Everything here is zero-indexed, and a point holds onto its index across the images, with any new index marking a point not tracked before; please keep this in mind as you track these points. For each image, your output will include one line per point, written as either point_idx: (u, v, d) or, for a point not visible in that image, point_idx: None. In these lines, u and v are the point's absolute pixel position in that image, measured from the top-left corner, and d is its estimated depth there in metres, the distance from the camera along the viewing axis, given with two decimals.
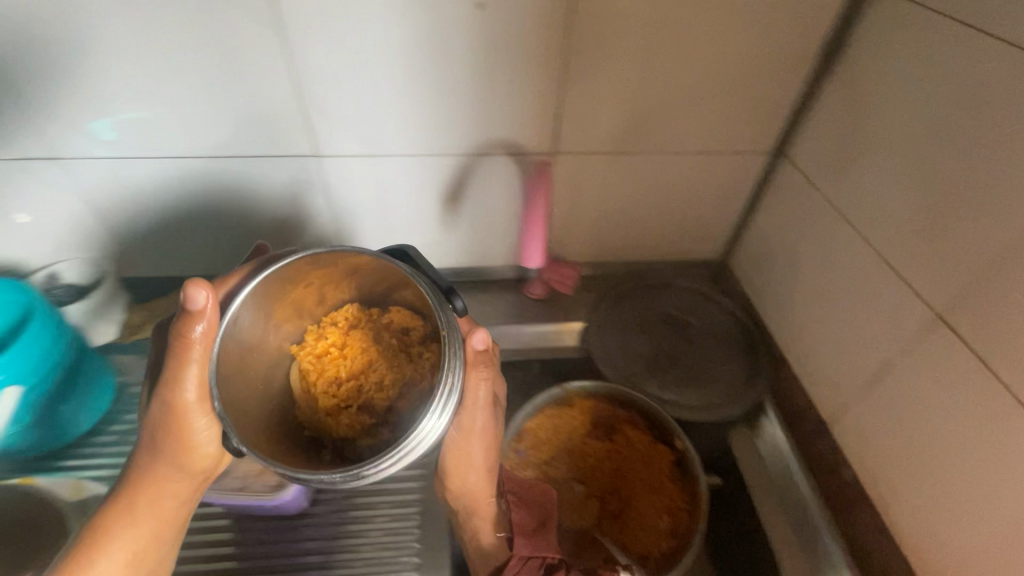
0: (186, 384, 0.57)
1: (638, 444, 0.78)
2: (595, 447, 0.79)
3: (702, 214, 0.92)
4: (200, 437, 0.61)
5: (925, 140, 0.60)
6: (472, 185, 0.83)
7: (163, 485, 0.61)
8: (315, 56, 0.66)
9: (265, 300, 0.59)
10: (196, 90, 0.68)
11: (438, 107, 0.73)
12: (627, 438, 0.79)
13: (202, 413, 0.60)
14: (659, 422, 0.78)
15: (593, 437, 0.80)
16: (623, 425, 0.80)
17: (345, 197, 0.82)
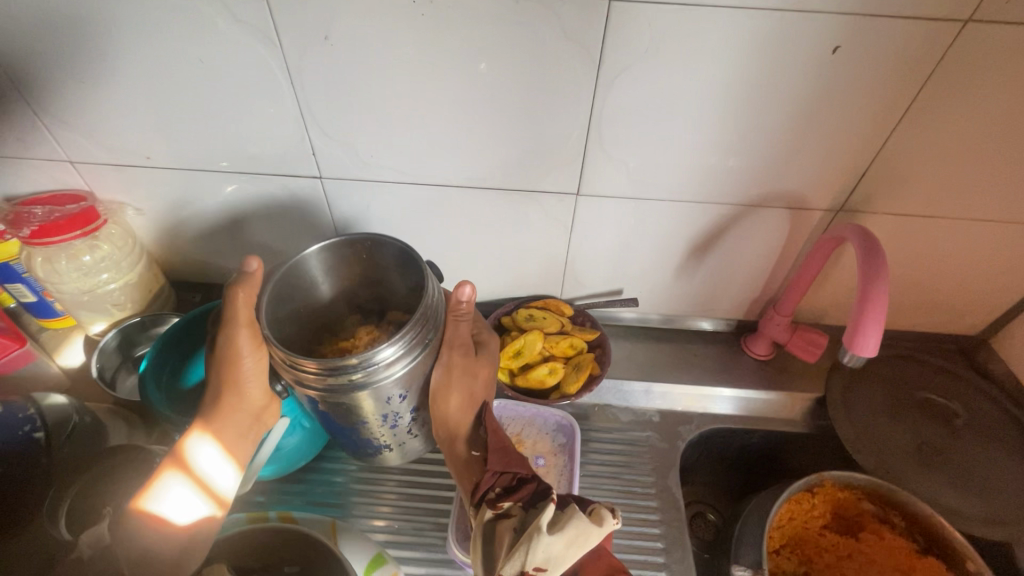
0: (239, 338, 0.51)
1: (900, 551, 0.64)
2: (837, 542, 0.67)
3: (993, 287, 0.72)
4: (247, 382, 0.53)
5: None
6: (730, 235, 0.67)
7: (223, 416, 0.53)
8: (614, 95, 0.55)
9: (338, 260, 0.59)
10: (459, 118, 0.58)
11: (723, 150, 0.59)
12: (882, 539, 0.66)
13: (256, 355, 0.53)
14: (935, 534, 0.63)
15: (834, 529, 0.68)
16: (876, 523, 0.67)
17: (579, 238, 0.69)
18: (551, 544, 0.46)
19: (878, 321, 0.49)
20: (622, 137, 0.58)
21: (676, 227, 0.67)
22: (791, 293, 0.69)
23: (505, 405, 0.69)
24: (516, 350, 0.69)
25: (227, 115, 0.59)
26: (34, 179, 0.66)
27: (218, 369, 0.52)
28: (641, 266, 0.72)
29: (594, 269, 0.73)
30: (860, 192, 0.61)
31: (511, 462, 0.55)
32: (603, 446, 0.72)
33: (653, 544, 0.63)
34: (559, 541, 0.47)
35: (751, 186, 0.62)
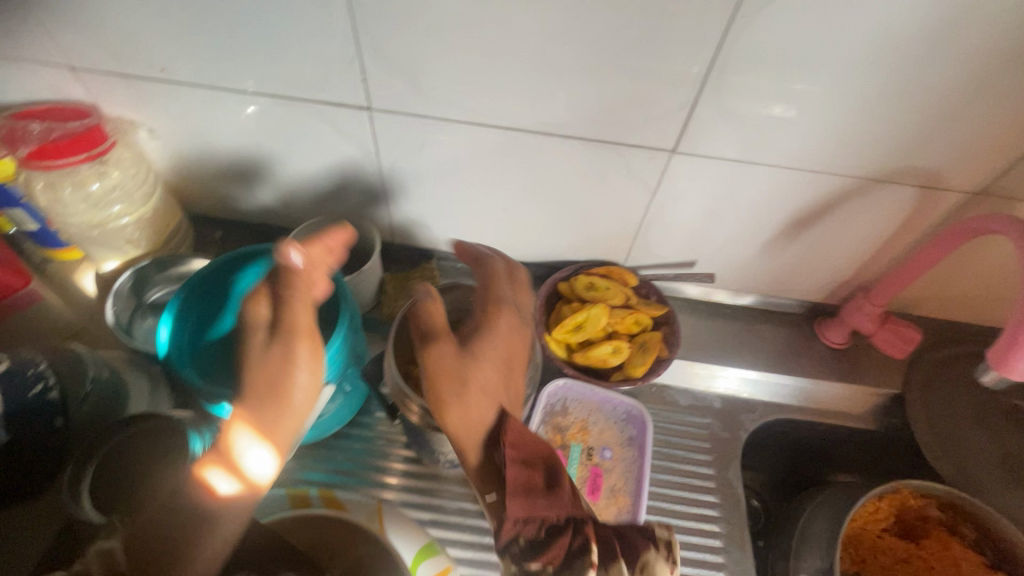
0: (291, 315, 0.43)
1: (964, 564, 0.60)
2: (894, 546, 0.63)
3: None
4: (294, 374, 0.43)
5: None
6: (839, 212, 0.58)
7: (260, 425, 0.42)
8: (758, 31, 0.44)
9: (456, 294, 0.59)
10: (555, 46, 0.47)
11: (869, 110, 0.48)
12: (947, 551, 0.61)
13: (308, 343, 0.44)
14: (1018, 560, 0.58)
15: (893, 532, 0.64)
16: (942, 532, 0.62)
17: (663, 201, 0.60)
18: None
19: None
20: (746, 84, 0.47)
21: (779, 197, 0.57)
22: (897, 282, 0.60)
23: (569, 386, 0.62)
24: (577, 324, 0.62)
25: (261, 22, 0.48)
26: (28, 88, 0.55)
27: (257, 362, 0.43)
28: (725, 238, 0.63)
29: (670, 239, 0.64)
30: (1012, 173, 0.52)
31: (536, 501, 0.42)
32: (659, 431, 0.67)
33: (712, 540, 0.59)
34: None
35: (883, 158, 0.52)
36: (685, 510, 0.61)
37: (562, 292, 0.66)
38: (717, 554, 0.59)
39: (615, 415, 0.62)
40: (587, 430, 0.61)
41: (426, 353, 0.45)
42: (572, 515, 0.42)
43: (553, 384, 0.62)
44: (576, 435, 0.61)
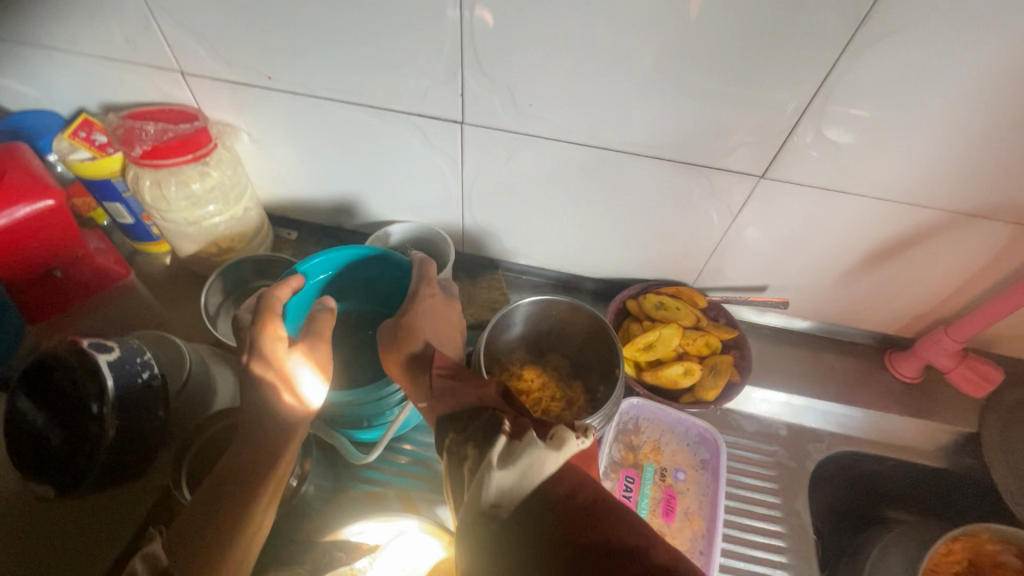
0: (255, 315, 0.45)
1: None
2: None
3: None
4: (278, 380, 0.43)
5: None
6: (924, 246, 0.57)
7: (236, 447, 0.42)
8: (868, 66, 0.44)
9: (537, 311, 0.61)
10: (656, 72, 0.47)
11: (972, 146, 0.48)
12: None
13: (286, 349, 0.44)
14: None
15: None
16: None
17: (743, 226, 0.60)
18: (500, 479, 0.34)
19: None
20: (847, 116, 0.47)
21: (863, 227, 0.57)
22: (983, 318, 0.59)
23: (642, 406, 0.62)
24: (648, 342, 0.62)
25: (371, 37, 0.49)
26: (140, 90, 0.59)
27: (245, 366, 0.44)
28: (802, 265, 0.63)
29: (744, 262, 0.64)
30: None
31: (456, 386, 0.44)
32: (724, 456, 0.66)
33: (779, 572, 0.58)
34: (504, 476, 0.34)
35: (980, 194, 0.51)
36: (752, 539, 0.60)
37: (631, 310, 0.66)
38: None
39: (688, 438, 0.61)
40: (660, 451, 0.61)
41: (404, 331, 0.48)
42: (492, 401, 0.42)
43: (626, 402, 0.62)
44: (649, 455, 0.60)
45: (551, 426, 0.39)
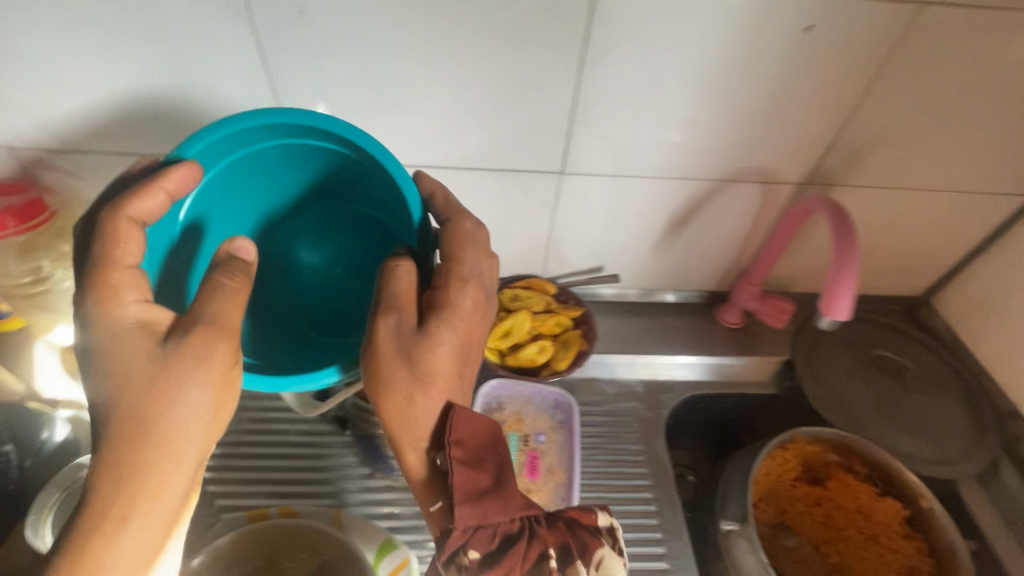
0: (125, 306, 0.41)
1: (859, 494, 0.70)
2: (805, 492, 0.72)
3: (939, 252, 0.78)
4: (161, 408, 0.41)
5: None
6: (705, 210, 0.70)
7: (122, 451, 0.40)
8: (605, 72, 0.54)
9: None
10: (445, 97, 0.56)
11: (704, 125, 0.60)
12: (846, 486, 0.71)
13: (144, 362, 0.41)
14: (893, 478, 0.69)
15: (803, 481, 0.72)
16: (841, 473, 0.72)
17: (563, 216, 0.70)
18: None
19: (850, 292, 0.53)
20: (609, 115, 0.58)
21: (654, 202, 0.68)
22: (764, 263, 0.73)
23: (502, 386, 0.70)
24: (504, 331, 0.70)
25: (190, 94, 0.55)
26: None
27: (128, 418, 0.40)
28: (623, 242, 0.74)
29: (578, 248, 0.74)
30: (826, 167, 0.65)
31: (488, 505, 0.46)
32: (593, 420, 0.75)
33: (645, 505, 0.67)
34: None
35: (726, 162, 0.64)
36: (620, 485, 0.68)
37: None
38: (652, 522, 0.66)
39: (546, 406, 0.69)
40: (523, 421, 0.68)
41: (421, 360, 0.47)
42: (523, 522, 0.47)
43: (488, 385, 0.69)
44: (513, 426, 0.68)
45: (588, 544, 0.48)
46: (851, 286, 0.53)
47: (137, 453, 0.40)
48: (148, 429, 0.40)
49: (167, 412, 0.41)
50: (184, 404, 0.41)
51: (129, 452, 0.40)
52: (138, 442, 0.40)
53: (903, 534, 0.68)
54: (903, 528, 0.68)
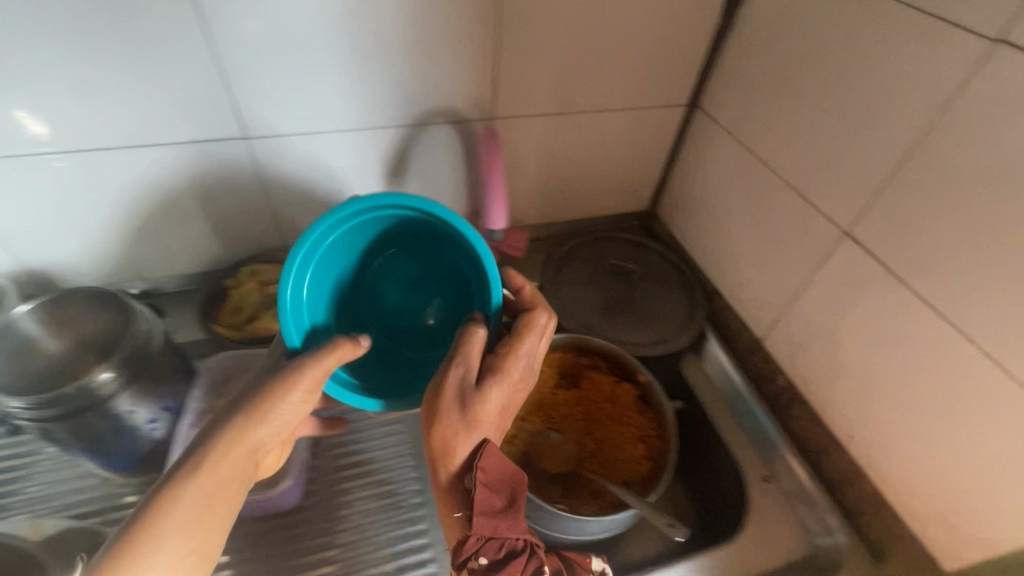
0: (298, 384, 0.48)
1: (603, 385, 0.79)
2: (561, 395, 0.80)
3: (641, 166, 0.89)
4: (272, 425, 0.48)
5: (786, 34, 0.65)
6: (414, 155, 0.74)
7: (209, 470, 0.44)
8: (233, 30, 0.56)
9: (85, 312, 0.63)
10: (68, 73, 0.54)
11: (365, 73, 0.63)
12: (592, 381, 0.80)
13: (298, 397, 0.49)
14: (621, 362, 0.79)
15: (559, 386, 0.80)
16: (588, 371, 0.80)
17: (274, 182, 0.71)
18: None
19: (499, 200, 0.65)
20: (262, 72, 0.60)
21: (360, 154, 0.72)
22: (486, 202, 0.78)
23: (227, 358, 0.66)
24: (235, 307, 0.71)
25: None
26: None
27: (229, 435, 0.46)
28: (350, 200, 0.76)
29: (308, 213, 0.76)
30: (499, 101, 0.71)
31: (499, 523, 0.49)
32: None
33: None
34: None
35: (408, 106, 0.68)
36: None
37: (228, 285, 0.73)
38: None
39: None
40: None
41: (473, 408, 0.51)
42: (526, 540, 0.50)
43: (211, 359, 0.65)
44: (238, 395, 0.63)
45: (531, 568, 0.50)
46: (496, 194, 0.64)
47: (221, 464, 0.45)
48: (231, 450, 0.46)
49: (240, 433, 0.46)
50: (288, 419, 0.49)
51: (221, 467, 0.45)
52: (231, 462, 0.46)
53: (639, 411, 0.77)
54: (638, 405, 0.77)
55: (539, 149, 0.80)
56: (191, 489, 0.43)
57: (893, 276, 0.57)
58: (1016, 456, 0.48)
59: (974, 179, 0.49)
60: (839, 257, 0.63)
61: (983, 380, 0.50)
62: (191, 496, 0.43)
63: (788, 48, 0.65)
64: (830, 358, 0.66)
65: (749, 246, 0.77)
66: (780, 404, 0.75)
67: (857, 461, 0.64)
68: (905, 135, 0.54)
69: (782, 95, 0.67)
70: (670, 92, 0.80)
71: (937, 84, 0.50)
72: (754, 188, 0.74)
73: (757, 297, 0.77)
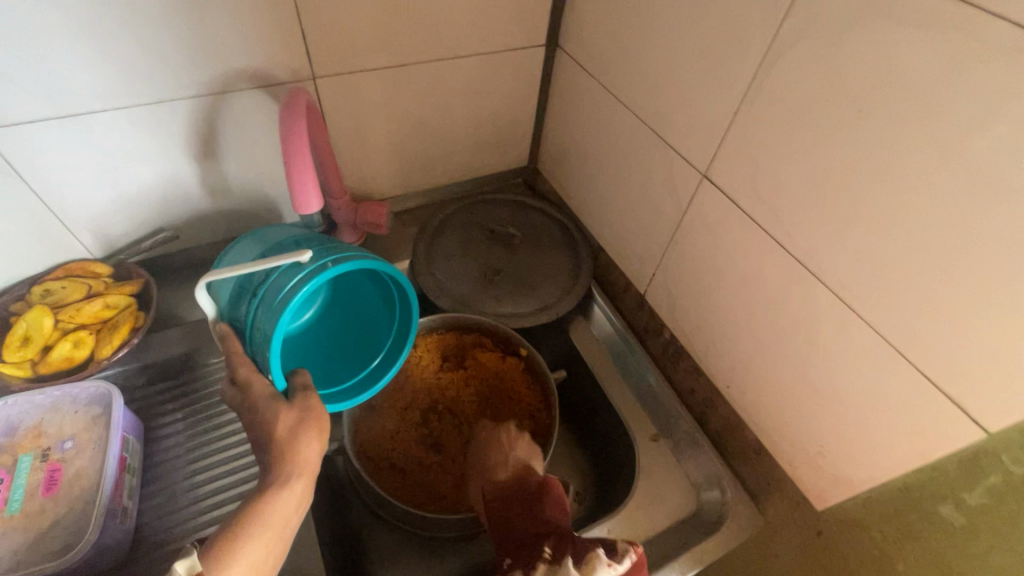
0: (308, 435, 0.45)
1: (490, 364, 0.73)
2: (447, 380, 0.74)
3: (510, 120, 0.81)
4: (310, 453, 0.45)
5: None
6: (226, 130, 0.62)
7: (291, 481, 0.43)
8: None
9: None
10: None
11: (123, 34, 0.51)
12: (479, 361, 0.73)
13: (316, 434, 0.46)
14: (505, 337, 0.73)
15: (445, 370, 0.74)
16: (473, 350, 0.74)
17: (41, 181, 0.57)
18: None
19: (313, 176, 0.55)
20: None
21: (152, 136, 0.59)
22: (329, 175, 0.67)
23: (10, 403, 0.53)
24: (22, 338, 0.57)
25: None
26: None
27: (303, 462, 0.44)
28: (158, 192, 0.64)
29: (106, 214, 0.63)
30: (318, 57, 0.60)
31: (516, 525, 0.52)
32: (200, 385, 0.64)
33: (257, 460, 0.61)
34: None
35: (197, 71, 0.56)
36: (222, 449, 0.60)
37: (14, 312, 0.60)
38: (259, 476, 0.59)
39: (78, 402, 0.54)
40: (43, 433, 0.52)
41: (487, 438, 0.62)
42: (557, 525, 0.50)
43: None
44: (29, 444, 0.52)
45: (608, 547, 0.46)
46: (309, 167, 0.55)
47: (302, 472, 0.44)
48: (308, 463, 0.44)
49: (301, 447, 0.44)
50: (318, 450, 0.45)
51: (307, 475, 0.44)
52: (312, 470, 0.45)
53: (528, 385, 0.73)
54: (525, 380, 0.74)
55: (384, 109, 0.70)
56: (288, 491, 0.42)
57: (751, 219, 0.54)
58: (870, 394, 0.48)
59: (811, 111, 0.45)
60: (703, 204, 0.59)
61: (837, 320, 0.49)
62: (284, 504, 0.42)
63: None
64: (705, 310, 0.63)
65: (622, 198, 0.72)
66: (667, 359, 0.72)
67: (736, 410, 0.63)
68: (749, 64, 0.49)
69: (632, 28, 0.61)
70: (526, 33, 0.72)
71: (773, 5, 0.46)
72: (620, 134, 0.68)
73: (635, 252, 0.73)
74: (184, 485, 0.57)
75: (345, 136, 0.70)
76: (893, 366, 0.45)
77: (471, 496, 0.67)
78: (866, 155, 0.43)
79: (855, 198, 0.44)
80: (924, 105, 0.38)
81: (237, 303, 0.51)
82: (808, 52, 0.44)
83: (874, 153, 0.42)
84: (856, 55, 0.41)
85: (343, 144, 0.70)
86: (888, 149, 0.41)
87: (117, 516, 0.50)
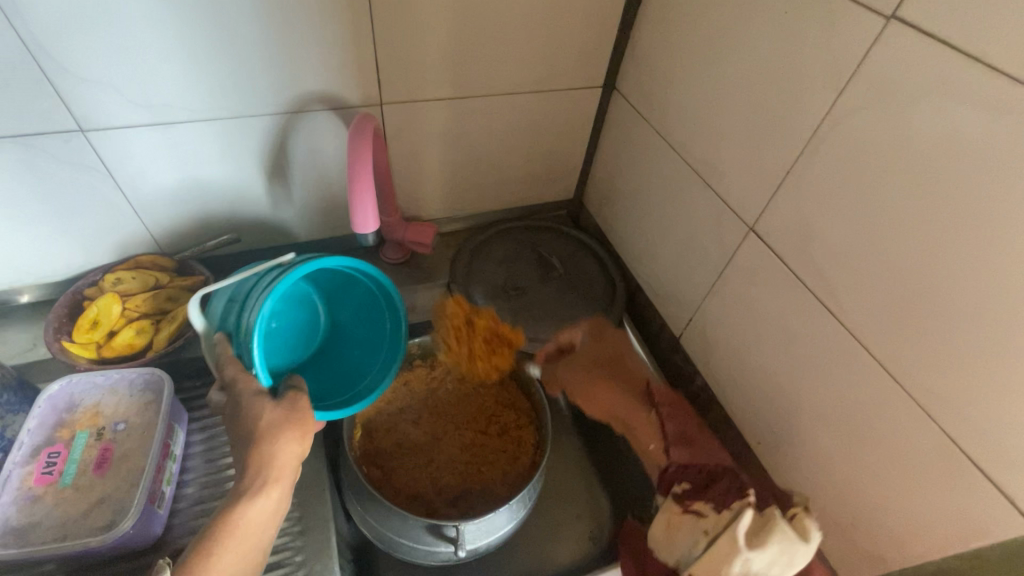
0: (288, 443, 0.46)
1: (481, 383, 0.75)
2: (444, 397, 0.74)
3: (561, 155, 0.84)
4: (287, 457, 0.46)
5: (695, 15, 0.60)
6: (294, 146, 0.66)
7: (267, 487, 0.45)
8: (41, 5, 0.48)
9: None
10: None
11: (219, 56, 0.56)
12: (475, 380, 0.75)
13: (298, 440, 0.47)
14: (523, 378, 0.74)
15: (443, 386, 0.74)
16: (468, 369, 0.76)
17: (127, 180, 0.62)
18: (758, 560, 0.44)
19: (372, 204, 0.60)
20: (85, 52, 0.52)
21: (229, 147, 0.64)
22: (384, 194, 0.70)
23: (74, 382, 0.57)
24: (92, 321, 0.63)
25: None
26: None
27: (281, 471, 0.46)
28: (226, 196, 0.68)
29: (178, 213, 0.67)
30: (388, 85, 0.64)
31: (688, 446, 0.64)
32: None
33: None
34: (760, 558, 0.44)
35: (278, 92, 0.61)
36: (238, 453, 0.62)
37: (87, 297, 0.65)
38: None
39: (133, 386, 0.58)
40: (99, 414, 0.56)
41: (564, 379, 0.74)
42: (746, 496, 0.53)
43: (57, 382, 0.57)
44: (86, 422, 0.56)
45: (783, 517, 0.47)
46: (369, 197, 0.60)
47: (279, 481, 0.45)
48: (288, 467, 0.46)
49: (283, 451, 0.46)
50: (300, 451, 0.47)
51: (282, 482, 0.46)
52: (291, 475, 0.47)
53: (514, 390, 0.75)
54: (512, 386, 0.75)
55: (443, 137, 0.73)
56: (263, 502, 0.44)
57: (797, 277, 0.54)
58: (910, 468, 0.46)
59: (865, 178, 0.46)
60: (748, 256, 0.59)
61: (880, 389, 0.48)
62: (255, 505, 0.44)
63: (698, 30, 0.60)
64: (742, 363, 0.63)
65: (665, 241, 0.72)
66: (699, 407, 0.71)
67: (766, 469, 0.62)
68: (804, 129, 0.50)
69: (689, 81, 0.63)
70: (585, 75, 0.74)
71: (832, 75, 0.47)
72: (669, 178, 0.69)
73: (673, 295, 0.73)
74: (210, 478, 0.59)
75: (403, 159, 0.73)
76: (937, 443, 0.44)
77: (481, 502, 0.66)
78: (923, 229, 0.42)
79: (908, 271, 0.44)
80: (988, 186, 0.38)
81: (228, 314, 0.51)
82: (868, 121, 0.45)
83: (929, 227, 0.42)
84: (919, 128, 0.41)
85: (401, 166, 0.74)
86: (945, 227, 0.41)
87: (153, 501, 0.52)
